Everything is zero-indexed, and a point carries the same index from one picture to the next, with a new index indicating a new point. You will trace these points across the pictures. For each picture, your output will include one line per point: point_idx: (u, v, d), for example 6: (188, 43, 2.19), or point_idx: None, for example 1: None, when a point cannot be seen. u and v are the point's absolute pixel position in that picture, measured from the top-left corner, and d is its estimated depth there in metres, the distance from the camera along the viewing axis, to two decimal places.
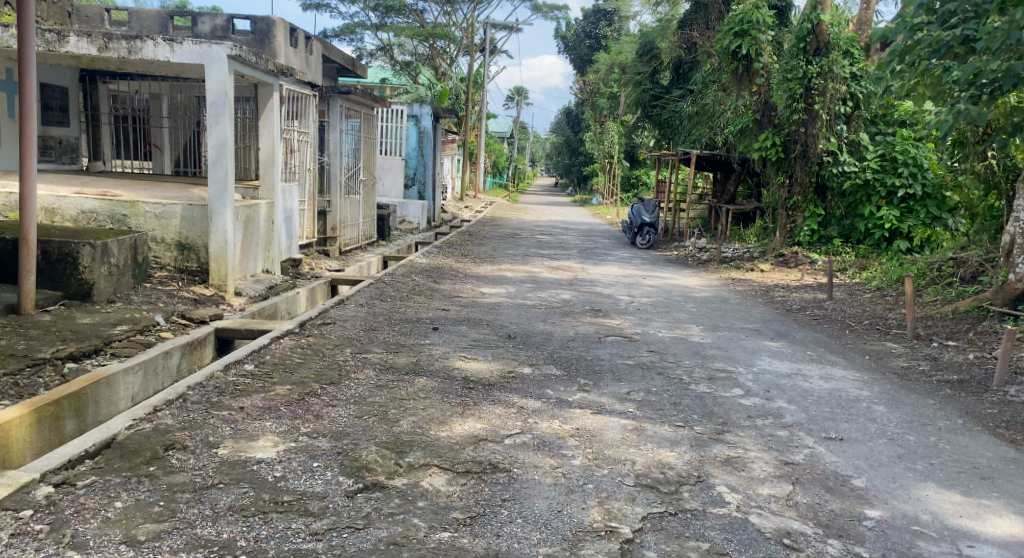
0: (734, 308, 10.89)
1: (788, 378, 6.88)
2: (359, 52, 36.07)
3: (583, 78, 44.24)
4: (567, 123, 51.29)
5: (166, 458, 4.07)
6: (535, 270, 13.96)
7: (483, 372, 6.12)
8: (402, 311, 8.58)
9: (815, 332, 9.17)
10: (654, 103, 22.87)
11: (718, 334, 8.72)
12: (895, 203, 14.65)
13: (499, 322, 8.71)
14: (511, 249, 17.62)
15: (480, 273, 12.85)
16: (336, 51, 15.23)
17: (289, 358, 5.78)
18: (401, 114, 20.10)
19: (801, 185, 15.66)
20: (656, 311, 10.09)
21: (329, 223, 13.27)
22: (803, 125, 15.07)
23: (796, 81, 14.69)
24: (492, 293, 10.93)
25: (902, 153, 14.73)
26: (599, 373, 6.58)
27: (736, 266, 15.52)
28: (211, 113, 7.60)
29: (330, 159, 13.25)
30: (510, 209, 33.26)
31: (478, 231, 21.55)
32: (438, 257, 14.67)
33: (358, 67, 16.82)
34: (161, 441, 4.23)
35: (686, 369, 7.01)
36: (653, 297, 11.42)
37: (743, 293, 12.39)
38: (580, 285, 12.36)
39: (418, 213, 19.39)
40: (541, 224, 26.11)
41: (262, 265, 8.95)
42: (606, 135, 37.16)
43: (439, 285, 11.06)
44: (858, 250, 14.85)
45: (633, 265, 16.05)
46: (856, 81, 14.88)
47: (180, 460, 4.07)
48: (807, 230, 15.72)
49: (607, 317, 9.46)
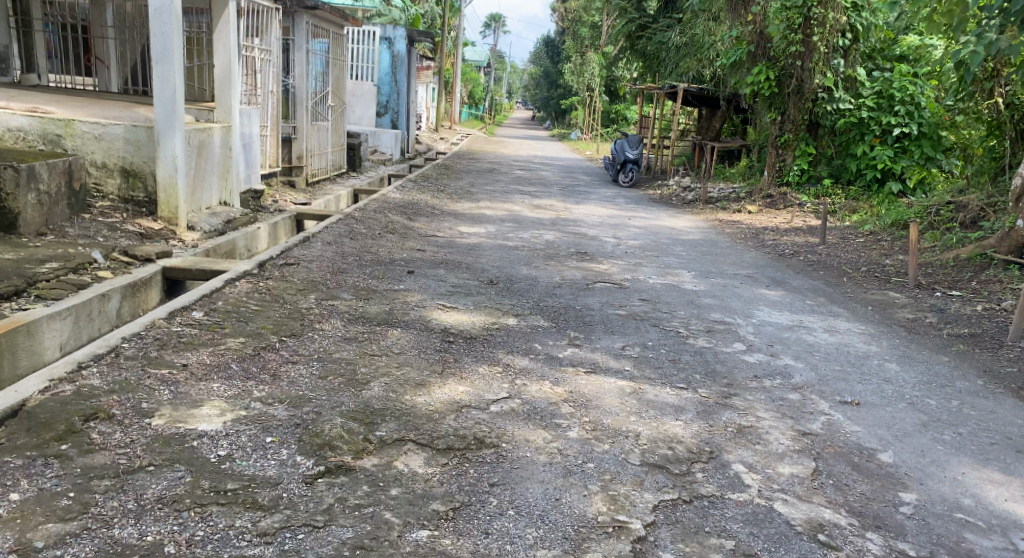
0: (725, 252, 10.36)
1: (791, 332, 6.37)
2: None
3: (564, 7, 42.90)
4: (546, 55, 50.04)
5: (83, 433, 3.47)
6: (515, 208, 13.30)
7: (463, 323, 5.55)
8: (375, 252, 7.94)
9: (812, 279, 8.66)
10: (641, 34, 21.99)
11: (712, 281, 8.19)
12: (889, 142, 14.10)
13: (478, 265, 8.10)
14: (489, 184, 16.94)
15: (457, 210, 12.18)
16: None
17: (245, 305, 5.15)
18: (375, 37, 19.18)
19: (793, 122, 15.14)
20: (644, 255, 9.54)
21: (295, 151, 12.44)
22: (800, 59, 14.46)
23: (794, 10, 14.04)
24: (470, 232, 10.29)
25: (900, 91, 13.96)
26: (590, 325, 6.03)
27: (722, 207, 14.98)
28: (155, 21, 6.86)
29: (296, 82, 12.39)
30: (487, 142, 32.38)
31: (455, 165, 20.79)
32: (412, 191, 13.94)
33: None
34: (79, 410, 3.61)
35: (682, 320, 6.48)
36: (640, 239, 10.85)
37: (732, 236, 11.86)
38: (563, 224, 11.74)
39: (390, 143, 18.71)
40: (519, 158, 25.32)
41: (219, 197, 8.25)
42: (586, 68, 36.15)
43: (413, 223, 10.40)
44: (848, 192, 14.47)
45: (617, 204, 15.46)
46: (854, 13, 14.14)
47: (101, 435, 3.48)
48: (797, 169, 15.13)
49: (593, 260, 8.90)
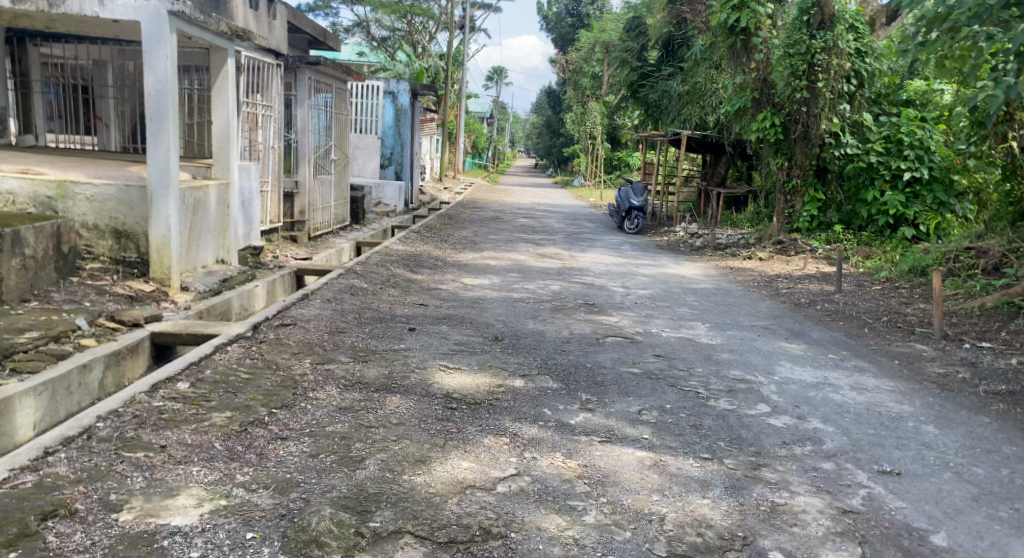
0: (738, 301, 10.01)
1: (816, 390, 6.01)
2: (335, 27, 34.79)
3: (565, 57, 43.18)
4: (548, 104, 50.27)
5: (38, 536, 3.20)
6: (520, 257, 13.01)
7: (467, 387, 5.18)
8: (376, 309, 7.65)
9: (832, 331, 8.31)
10: (643, 81, 21.90)
11: (727, 334, 7.84)
12: (900, 187, 13.77)
13: (484, 320, 7.77)
14: (494, 233, 16.69)
15: (463, 261, 11.88)
16: (305, 20, 14.20)
17: (234, 374, 4.81)
18: (378, 91, 18.92)
19: (802, 168, 14.65)
20: (655, 307, 9.19)
21: (297, 205, 12.25)
22: (805, 105, 14.07)
23: (798, 57, 13.75)
24: (475, 285, 9.99)
25: (908, 135, 13.85)
26: (603, 386, 5.66)
27: (732, 254, 14.66)
28: (149, 78, 6.62)
29: (298, 137, 12.20)
30: (492, 191, 32.26)
31: (459, 214, 20.57)
32: (416, 242, 13.67)
33: (330, 38, 15.74)
34: (37, 508, 3.35)
35: (700, 379, 6.12)
36: (649, 289, 10.52)
37: (745, 284, 11.52)
38: (570, 274, 11.43)
39: (395, 195, 18.52)
40: (523, 206, 25.12)
41: (215, 255, 7.96)
42: (588, 115, 36.23)
43: (417, 276, 10.11)
44: (860, 237, 14.08)
45: (624, 252, 15.14)
46: (859, 58, 13.95)
47: (59, 537, 3.21)
48: (807, 216, 14.95)
49: (603, 312, 8.55)
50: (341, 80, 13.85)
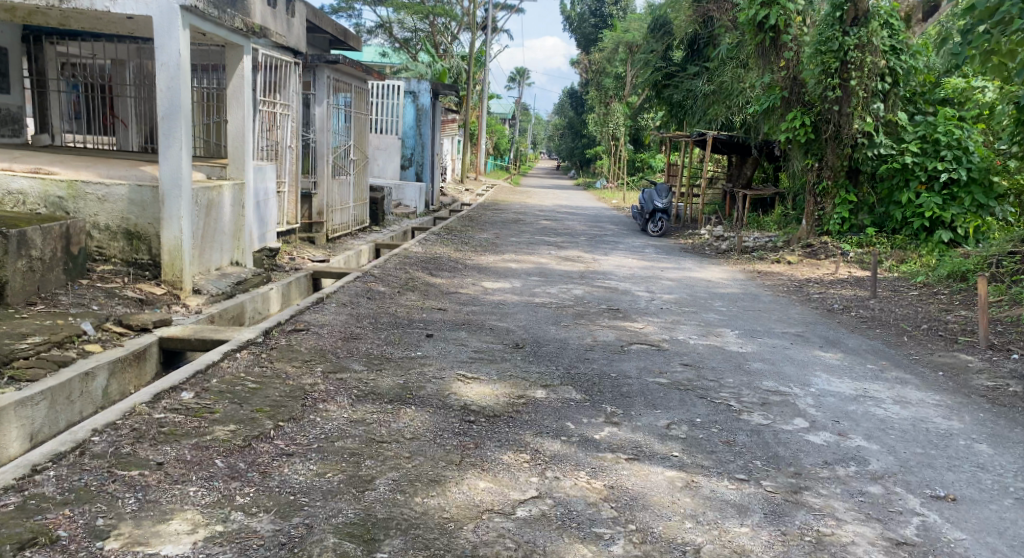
0: (768, 307, 9.67)
1: (855, 404, 5.70)
2: (358, 29, 34.66)
3: (587, 58, 42.86)
4: (570, 105, 50.00)
5: None
6: (542, 260, 12.75)
7: (486, 398, 4.90)
8: (393, 313, 7.41)
9: (867, 339, 7.99)
10: (667, 82, 21.55)
11: (758, 342, 7.52)
12: (936, 189, 13.38)
13: (505, 326, 7.50)
14: (515, 235, 16.45)
15: (483, 264, 11.63)
16: (326, 20, 14.03)
17: (241, 384, 4.57)
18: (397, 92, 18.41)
19: (832, 169, 14.32)
20: (682, 312, 8.88)
21: (315, 206, 12.04)
22: (837, 103, 13.73)
23: (830, 54, 13.44)
24: (496, 288, 9.74)
25: (946, 135, 13.26)
26: (629, 398, 5.36)
27: (759, 257, 14.28)
28: (161, 76, 6.40)
29: (317, 136, 11.99)
30: (513, 192, 32.01)
31: (480, 215, 20.31)
32: (435, 244, 13.44)
33: (352, 39, 15.56)
34: (15, 534, 3.17)
35: (732, 390, 5.81)
36: (675, 293, 10.21)
37: (773, 288, 11.18)
38: (593, 277, 11.15)
39: (416, 196, 18.27)
40: (545, 207, 24.83)
41: (230, 256, 7.74)
42: (611, 117, 35.94)
43: (437, 279, 9.87)
44: (894, 240, 13.73)
45: (648, 255, 14.82)
46: (893, 55, 13.55)
47: None
48: (837, 217, 14.42)
49: (628, 318, 8.26)
50: (362, 81, 13.63)
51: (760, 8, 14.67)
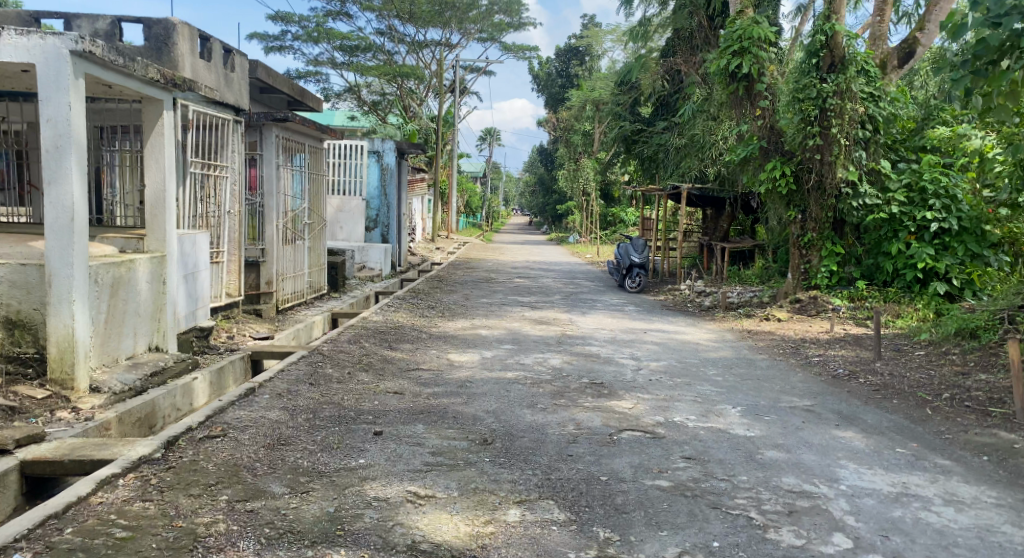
0: (767, 373, 8.63)
1: (901, 508, 4.67)
2: (324, 91, 33.91)
3: (556, 115, 42.51)
4: (539, 162, 49.53)
5: None
6: (515, 324, 11.70)
7: (441, 529, 3.88)
8: (340, 404, 6.30)
9: (886, 412, 7.00)
10: (637, 138, 20.79)
11: (763, 419, 6.48)
12: (927, 239, 12.34)
13: (471, 412, 6.40)
14: (485, 297, 15.42)
15: (450, 332, 10.56)
16: (281, 79, 13.11)
17: (100, 536, 3.57)
18: (362, 151, 17.45)
19: (816, 220, 13.32)
20: (673, 385, 7.82)
21: (263, 275, 10.93)
22: (818, 151, 12.69)
23: (808, 102, 12.47)
24: (463, 362, 8.65)
25: (931, 182, 12.37)
26: (626, 515, 4.30)
27: (745, 314, 13.26)
28: (47, 133, 5.30)
29: (265, 201, 10.95)
30: (484, 249, 31.10)
31: (449, 275, 19.24)
32: (398, 310, 12.34)
33: (310, 98, 14.64)
34: None
35: (748, 494, 4.76)
36: (663, 360, 9.16)
37: (768, 349, 10.17)
38: (570, 343, 10.11)
39: (381, 258, 17.22)
40: (517, 264, 23.83)
41: (148, 341, 6.59)
42: (581, 173, 35.39)
43: (395, 354, 8.76)
44: (886, 293, 12.69)
45: (628, 314, 13.81)
46: (872, 103, 12.51)
47: None
48: (825, 271, 13.30)
49: (613, 395, 7.18)
50: (315, 137, 12.61)
51: (731, 57, 13.44)
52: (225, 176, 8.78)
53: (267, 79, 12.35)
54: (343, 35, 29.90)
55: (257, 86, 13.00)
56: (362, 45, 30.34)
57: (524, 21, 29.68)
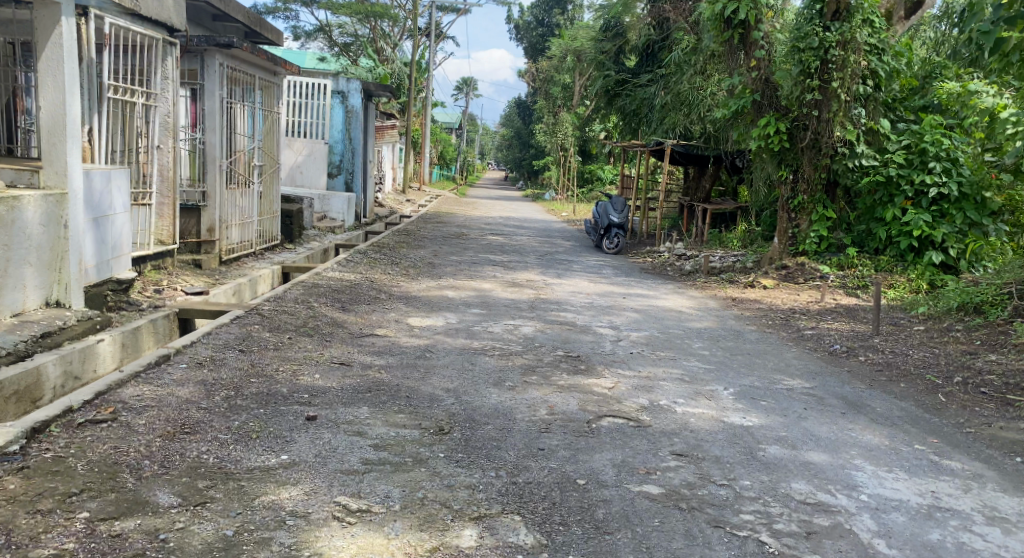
0: (760, 347, 7.78)
1: (936, 529, 3.85)
2: (294, 30, 32.40)
3: (535, 66, 41.25)
4: (517, 115, 48.26)
5: None
6: (484, 285, 10.78)
7: None
8: (271, 380, 5.38)
9: (890, 394, 6.05)
10: (619, 89, 19.78)
11: (762, 403, 5.65)
12: (925, 206, 11.48)
13: (427, 390, 5.51)
14: (454, 253, 14.47)
15: (411, 292, 9.62)
16: (236, 6, 11.94)
17: None
18: (324, 90, 16.39)
19: (809, 182, 12.42)
20: (659, 360, 6.95)
21: (204, 221, 10.10)
22: (816, 108, 11.83)
23: (809, 52, 11.50)
24: (423, 327, 7.72)
25: (933, 144, 11.47)
26: (608, 538, 3.47)
27: (728, 280, 12.47)
28: None
29: (206, 136, 10.05)
30: (457, 203, 30.04)
31: (417, 229, 18.21)
32: (358, 266, 11.38)
33: (270, 30, 13.46)
34: None
35: (755, 503, 3.95)
36: (645, 330, 8.29)
37: (758, 318, 9.34)
38: (544, 309, 9.24)
39: (343, 207, 16.14)
40: (491, 220, 22.86)
41: (42, 294, 5.80)
42: (560, 127, 34.35)
43: (346, 316, 7.80)
44: (877, 262, 11.74)
45: (606, 277, 12.97)
46: (874, 56, 11.60)
47: None
48: (814, 236, 12.41)
49: (592, 373, 6.31)
50: (268, 71, 11.56)
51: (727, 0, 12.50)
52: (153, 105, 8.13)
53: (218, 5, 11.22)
54: None
55: (209, 12, 11.84)
56: None
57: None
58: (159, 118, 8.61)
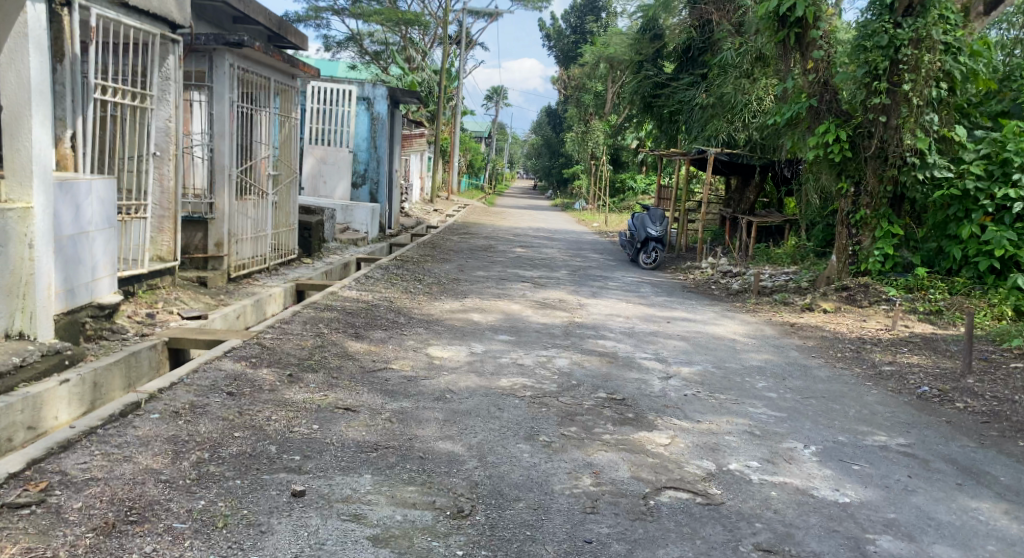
0: (833, 388, 6.72)
1: None
2: (325, 39, 31.82)
3: (567, 74, 40.45)
4: (547, 124, 47.41)
5: None
6: (514, 307, 9.81)
7: None
8: (259, 433, 4.46)
9: (1012, 454, 5.05)
10: (658, 92, 18.71)
11: (856, 468, 4.63)
12: (1008, 222, 10.30)
13: (446, 448, 4.56)
14: (482, 268, 13.53)
15: (435, 316, 8.68)
16: (258, 7, 11.12)
17: None
18: (350, 96, 15.46)
19: (872, 195, 11.31)
20: (720, 407, 5.94)
21: (211, 235, 9.29)
22: (883, 113, 10.81)
23: (876, 51, 10.59)
24: (444, 360, 6.78)
25: (1017, 153, 10.33)
26: None
27: (780, 303, 11.40)
28: None
29: (214, 143, 9.22)
30: (485, 213, 29.18)
31: (443, 241, 17.30)
32: (377, 283, 10.46)
33: (293, 34, 12.64)
34: None
35: None
36: (697, 364, 7.27)
37: (822, 349, 8.27)
38: (581, 336, 8.26)
39: (367, 217, 15.27)
40: (520, 231, 21.90)
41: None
42: (591, 135, 33.42)
43: (359, 346, 6.89)
44: (952, 284, 10.59)
45: (645, 296, 11.95)
46: (949, 56, 10.48)
47: None
48: (878, 254, 11.23)
49: (642, 423, 5.33)
50: (284, 72, 10.70)
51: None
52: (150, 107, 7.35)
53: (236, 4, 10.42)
54: None
55: (229, 13, 11.04)
56: None
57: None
58: (160, 123, 7.84)
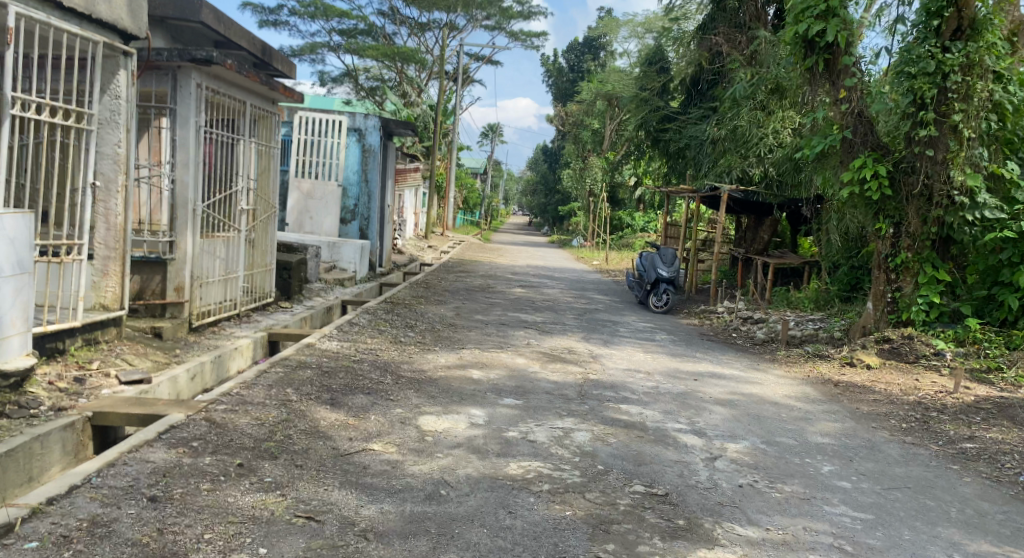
0: (915, 473, 5.47)
1: None
2: (322, 76, 30.97)
3: (564, 111, 39.68)
4: (543, 161, 46.50)
5: None
6: (517, 360, 8.55)
7: None
8: None
9: None
10: (664, 126, 17.58)
11: None
12: None
13: None
14: (480, 311, 12.31)
15: (428, 374, 7.41)
16: (241, 30, 9.94)
17: None
18: (340, 128, 14.32)
19: (913, 237, 9.97)
20: (787, 504, 4.66)
21: (171, 279, 8.05)
22: (931, 147, 9.55)
23: (923, 79, 9.40)
24: (438, 436, 5.50)
25: None
26: None
27: (814, 356, 10.16)
28: None
29: (176, 173, 8.02)
30: (481, 249, 28.06)
31: (437, 281, 16.08)
32: (361, 331, 9.20)
33: (280, 61, 11.37)
34: None
35: None
36: (744, 440, 6.01)
37: (881, 417, 7.02)
38: (600, 399, 7.00)
39: (356, 255, 14.01)
40: (519, 269, 20.68)
41: None
42: (588, 171, 32.48)
43: (334, 418, 5.62)
44: (1009, 338, 9.27)
45: (662, 345, 10.71)
46: (998, 85, 9.39)
47: None
48: (922, 303, 9.83)
49: (696, 537, 4.10)
50: (264, 93, 9.49)
51: (810, 18, 10.09)
52: (89, 129, 6.11)
53: (216, 28, 9.22)
54: (344, 13, 27.21)
55: (209, 37, 9.82)
56: (362, 27, 28.01)
57: (530, 8, 29.74)
58: (106, 149, 6.59)
